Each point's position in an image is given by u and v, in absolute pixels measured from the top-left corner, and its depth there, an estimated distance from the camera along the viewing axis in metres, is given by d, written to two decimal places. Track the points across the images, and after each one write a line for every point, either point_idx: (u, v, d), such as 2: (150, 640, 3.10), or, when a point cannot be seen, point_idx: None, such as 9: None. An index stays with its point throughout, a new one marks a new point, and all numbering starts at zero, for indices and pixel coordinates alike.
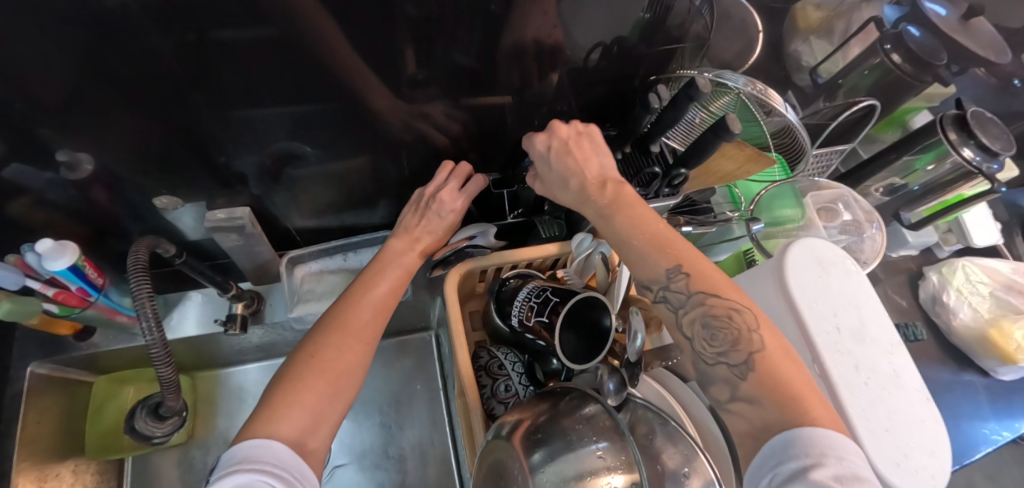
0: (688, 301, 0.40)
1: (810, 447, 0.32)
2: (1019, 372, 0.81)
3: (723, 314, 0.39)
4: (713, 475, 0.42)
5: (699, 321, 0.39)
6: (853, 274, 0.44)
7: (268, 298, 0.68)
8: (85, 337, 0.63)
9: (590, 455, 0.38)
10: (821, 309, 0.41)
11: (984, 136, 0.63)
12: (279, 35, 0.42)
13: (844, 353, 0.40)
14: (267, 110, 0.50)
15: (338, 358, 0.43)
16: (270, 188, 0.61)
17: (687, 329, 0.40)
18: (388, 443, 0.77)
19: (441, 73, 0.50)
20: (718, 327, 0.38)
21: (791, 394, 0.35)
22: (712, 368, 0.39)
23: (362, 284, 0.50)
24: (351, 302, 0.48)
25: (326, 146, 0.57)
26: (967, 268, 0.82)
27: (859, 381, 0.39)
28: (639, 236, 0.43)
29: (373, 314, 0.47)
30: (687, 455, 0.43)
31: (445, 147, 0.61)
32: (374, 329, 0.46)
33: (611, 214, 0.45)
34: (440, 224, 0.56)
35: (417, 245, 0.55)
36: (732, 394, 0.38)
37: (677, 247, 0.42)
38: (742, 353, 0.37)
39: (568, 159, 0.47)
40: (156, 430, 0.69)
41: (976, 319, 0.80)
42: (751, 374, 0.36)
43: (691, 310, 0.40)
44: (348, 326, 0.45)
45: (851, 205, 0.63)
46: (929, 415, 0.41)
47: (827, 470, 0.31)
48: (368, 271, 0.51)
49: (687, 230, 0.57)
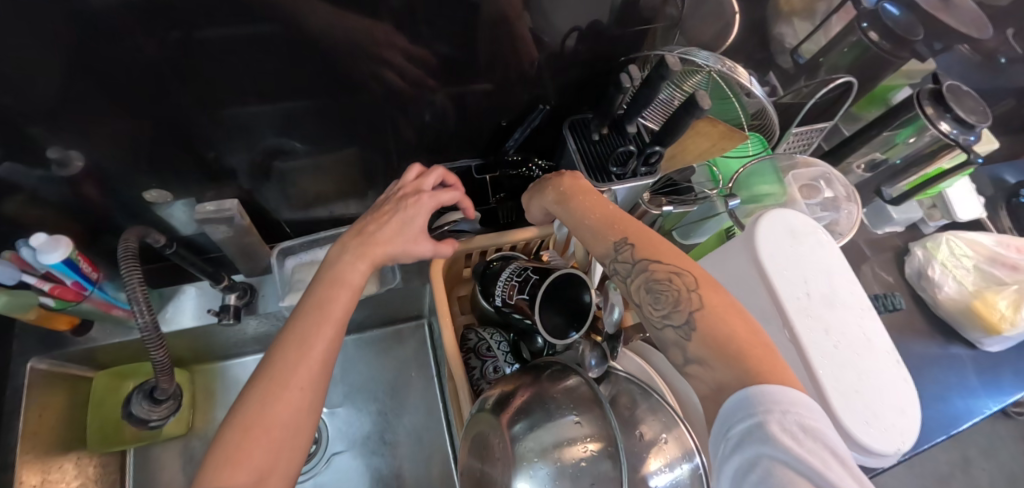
0: (634, 269, 0.40)
1: (757, 404, 0.30)
2: (1004, 343, 0.82)
3: (664, 277, 0.38)
4: (691, 443, 0.43)
5: (645, 287, 0.39)
6: (825, 243, 0.45)
7: (261, 289, 0.70)
8: (83, 332, 0.64)
9: (569, 423, 0.40)
10: (792, 277, 0.42)
11: (960, 109, 0.65)
12: (266, 30, 0.43)
13: (814, 317, 0.41)
14: (260, 108, 0.51)
15: (281, 407, 0.41)
16: (259, 182, 0.62)
17: (635, 297, 0.39)
18: (385, 430, 0.79)
19: (420, 60, 0.51)
20: (661, 289, 0.37)
21: (733, 349, 0.33)
22: (661, 332, 0.37)
23: (310, 311, 0.45)
24: (295, 339, 0.43)
25: (312, 140, 0.58)
26: (952, 242, 0.83)
27: (829, 345, 0.40)
28: (593, 216, 0.45)
29: (320, 351, 0.44)
30: (666, 423, 0.44)
31: (428, 135, 0.62)
32: (320, 366, 0.43)
33: (568, 198, 0.48)
34: (398, 237, 0.50)
35: (369, 254, 0.49)
36: (682, 356, 0.35)
37: (621, 224, 0.43)
38: (684, 312, 0.36)
39: (542, 186, 0.52)
40: (152, 414, 0.69)
41: (961, 292, 0.81)
42: (694, 334, 0.35)
43: (637, 278, 0.39)
44: (288, 373, 0.42)
45: (830, 183, 0.64)
46: (899, 376, 0.41)
47: (770, 426, 0.29)
48: (312, 293, 0.47)
49: (669, 209, 0.58)
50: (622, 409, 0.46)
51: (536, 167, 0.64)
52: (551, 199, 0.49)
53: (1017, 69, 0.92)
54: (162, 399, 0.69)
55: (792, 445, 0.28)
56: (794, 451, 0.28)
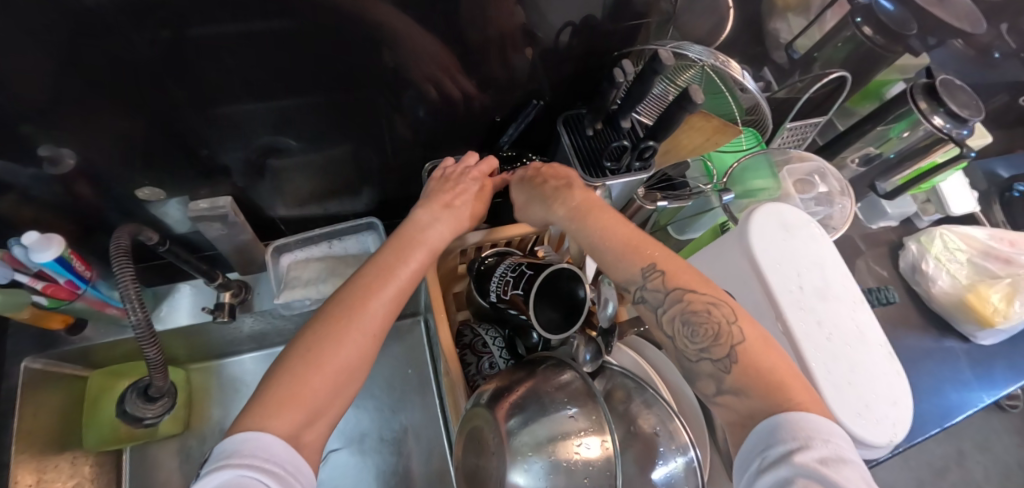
0: (666, 299, 0.40)
1: (798, 430, 0.31)
2: (997, 336, 0.83)
3: (701, 308, 0.38)
4: (687, 438, 0.43)
5: (678, 318, 0.39)
6: (818, 236, 0.45)
7: (256, 287, 0.69)
8: (77, 331, 0.64)
9: (564, 418, 0.40)
10: (785, 271, 0.42)
11: (953, 103, 0.65)
12: (264, 28, 0.43)
13: (807, 310, 0.41)
14: (252, 106, 0.51)
15: (351, 348, 0.41)
16: (253, 179, 0.62)
17: (667, 328, 0.39)
18: (382, 427, 0.79)
19: (413, 56, 0.51)
20: (700, 317, 0.38)
21: (773, 381, 0.34)
22: (696, 364, 0.38)
23: (386, 263, 0.47)
24: (370, 285, 0.45)
25: (307, 137, 0.58)
26: (946, 236, 0.83)
27: (822, 337, 0.40)
28: (610, 239, 0.44)
29: (390, 303, 0.45)
30: (662, 418, 0.44)
31: (423, 131, 0.62)
32: (387, 319, 0.44)
33: (581, 216, 0.47)
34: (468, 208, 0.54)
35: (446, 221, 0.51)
36: (717, 388, 0.36)
37: (644, 248, 0.42)
38: (724, 347, 0.36)
39: (534, 181, 0.51)
40: (146, 412, 0.69)
41: (955, 286, 0.81)
42: (734, 367, 0.35)
43: (669, 308, 0.39)
44: (360, 315, 0.43)
45: (825, 178, 0.65)
46: (892, 367, 0.42)
47: (809, 452, 0.30)
48: (389, 248, 0.48)
49: (664, 205, 0.59)
50: (618, 404, 0.46)
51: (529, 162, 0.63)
52: (563, 215, 0.48)
53: (1010, 63, 0.92)
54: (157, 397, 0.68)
55: (831, 472, 0.29)
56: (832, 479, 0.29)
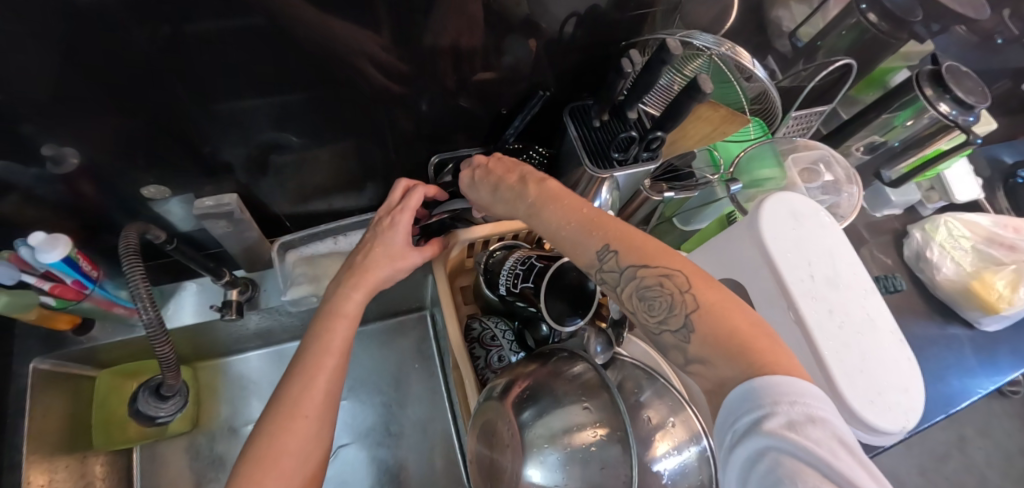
0: (623, 277, 0.38)
1: (764, 395, 0.30)
2: (1002, 322, 0.83)
3: (655, 282, 0.37)
4: (698, 426, 0.43)
5: (637, 293, 0.38)
6: (828, 226, 0.45)
7: (262, 284, 0.67)
8: (85, 331, 0.63)
9: (577, 409, 0.40)
10: (796, 260, 0.42)
11: (959, 90, 0.64)
12: (264, 22, 0.43)
13: (819, 299, 0.41)
14: (256, 101, 0.51)
15: (289, 437, 0.44)
16: (257, 176, 0.61)
17: (628, 302, 0.39)
18: (389, 421, 0.79)
19: (417, 49, 0.50)
20: (651, 287, 0.37)
21: (733, 344, 0.33)
22: (661, 337, 0.37)
23: (312, 345, 0.48)
24: (301, 372, 0.47)
25: (310, 133, 0.58)
26: (950, 224, 0.83)
27: (833, 325, 0.40)
28: (568, 223, 0.42)
29: (323, 383, 0.47)
30: (673, 407, 0.45)
31: (427, 124, 0.62)
32: (324, 397, 0.47)
33: (538, 208, 0.45)
34: (388, 255, 0.52)
35: (364, 283, 0.51)
36: (687, 356, 0.35)
37: (599, 224, 0.41)
38: (681, 317, 0.35)
39: (489, 180, 0.50)
40: (160, 410, 0.69)
41: (959, 273, 0.81)
42: (693, 337, 0.34)
43: (628, 284, 0.38)
44: (296, 403, 0.46)
45: (829, 165, 0.64)
46: (904, 355, 0.41)
47: (776, 417, 0.29)
48: (316, 327, 0.50)
49: (670, 195, 0.60)
50: (629, 395, 0.46)
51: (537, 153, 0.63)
52: (523, 210, 0.46)
53: (1015, 49, 0.92)
54: (169, 396, 0.69)
55: (798, 436, 0.28)
56: (799, 443, 0.28)
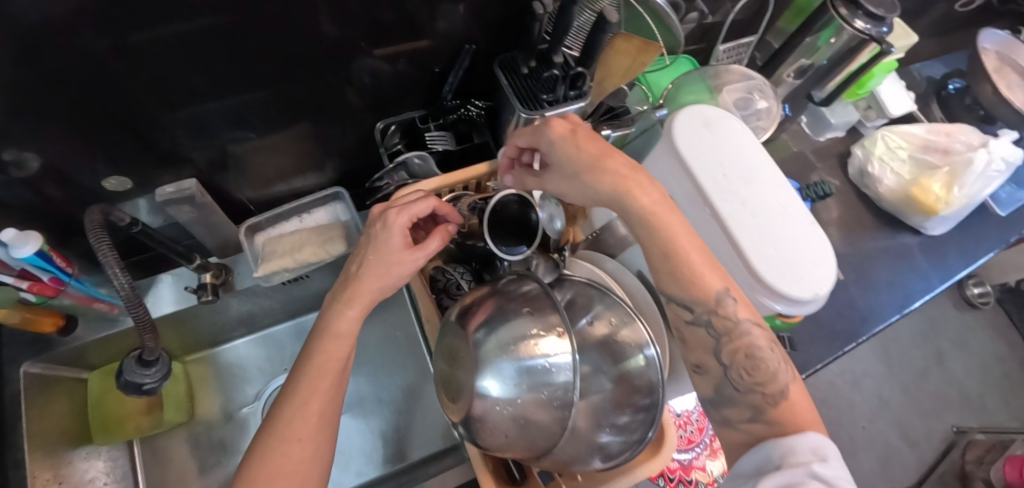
0: (734, 325, 0.41)
1: (816, 448, 0.35)
2: (945, 223, 0.88)
3: (763, 344, 0.40)
4: (646, 337, 0.48)
5: (744, 347, 0.41)
6: (740, 130, 0.48)
7: (235, 268, 0.70)
8: (69, 332, 0.66)
9: (525, 320, 0.44)
10: (710, 161, 0.46)
11: (870, 5, 0.68)
12: (218, 23, 0.46)
13: (731, 193, 0.45)
14: (222, 101, 0.55)
15: (283, 460, 0.41)
16: (218, 163, 0.64)
17: (725, 356, 0.41)
18: (379, 390, 0.83)
19: (355, 24, 0.53)
20: (762, 356, 0.40)
21: (802, 419, 0.38)
22: (744, 394, 0.40)
23: (306, 362, 0.45)
24: (296, 391, 0.43)
25: (265, 117, 0.60)
26: (886, 138, 0.88)
27: (746, 213, 0.44)
28: (689, 246, 0.42)
29: (320, 403, 0.43)
30: (623, 321, 0.49)
31: (374, 96, 0.64)
32: (320, 417, 0.43)
33: (651, 216, 0.42)
34: (381, 261, 0.47)
35: (359, 299, 0.46)
36: (752, 416, 0.39)
37: (708, 278, 0.42)
38: (781, 383, 0.40)
39: (594, 146, 0.44)
40: (146, 376, 0.63)
41: (900, 182, 0.86)
42: (785, 403, 0.38)
43: (735, 334, 0.41)
44: (287, 423, 0.42)
45: (765, 92, 0.68)
46: (817, 235, 0.44)
47: (824, 465, 0.34)
48: (311, 343, 0.46)
49: (607, 134, 0.63)
50: (580, 308, 0.50)
51: (476, 107, 0.63)
52: (639, 205, 0.42)
53: None
54: (154, 360, 0.62)
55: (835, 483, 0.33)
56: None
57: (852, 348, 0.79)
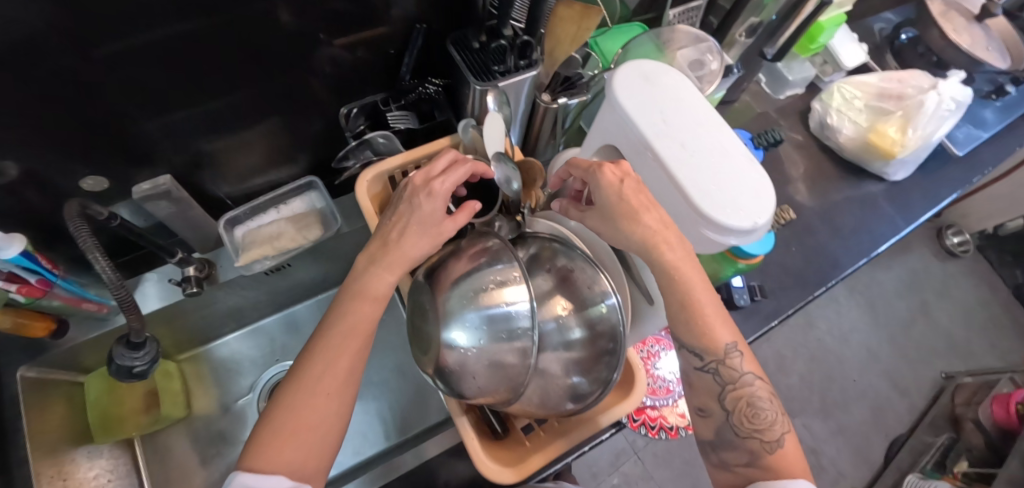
0: (740, 377, 0.45)
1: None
2: (906, 167, 0.91)
3: (764, 396, 0.45)
4: (607, 285, 0.49)
5: (748, 398, 0.45)
6: (678, 80, 0.50)
7: (217, 262, 0.72)
8: (61, 334, 0.67)
9: (490, 272, 0.46)
10: (649, 110, 0.48)
11: None
12: (193, 27, 0.49)
13: (671, 137, 0.46)
14: (202, 104, 0.58)
15: (312, 411, 0.42)
16: (193, 158, 0.65)
17: (728, 402, 0.46)
18: (370, 372, 0.85)
19: (312, 15, 0.55)
20: (764, 408, 0.44)
21: (792, 464, 0.43)
22: (744, 439, 0.44)
23: (337, 321, 0.45)
24: (328, 346, 0.44)
25: (237, 112, 0.62)
26: (843, 90, 0.91)
27: (685, 155, 0.46)
28: (704, 301, 0.45)
29: (348, 363, 0.44)
30: (586, 271, 0.50)
31: (339, 83, 0.66)
32: (347, 376, 0.44)
33: (673, 273, 0.44)
34: (420, 229, 0.48)
35: (397, 263, 0.47)
36: (749, 461, 0.44)
37: (720, 331, 0.46)
38: (778, 431, 0.44)
39: (639, 195, 0.45)
40: (135, 360, 0.61)
41: (858, 131, 0.89)
42: (779, 449, 0.43)
43: (742, 383, 0.45)
44: (315, 379, 0.43)
45: (716, 54, 0.70)
46: (754, 170, 0.46)
47: None
48: (344, 304, 0.46)
49: (564, 101, 0.66)
50: (545, 262, 0.52)
51: (433, 84, 0.65)
52: (668, 259, 0.44)
53: None
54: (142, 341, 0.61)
55: None
56: None
57: (821, 292, 0.82)
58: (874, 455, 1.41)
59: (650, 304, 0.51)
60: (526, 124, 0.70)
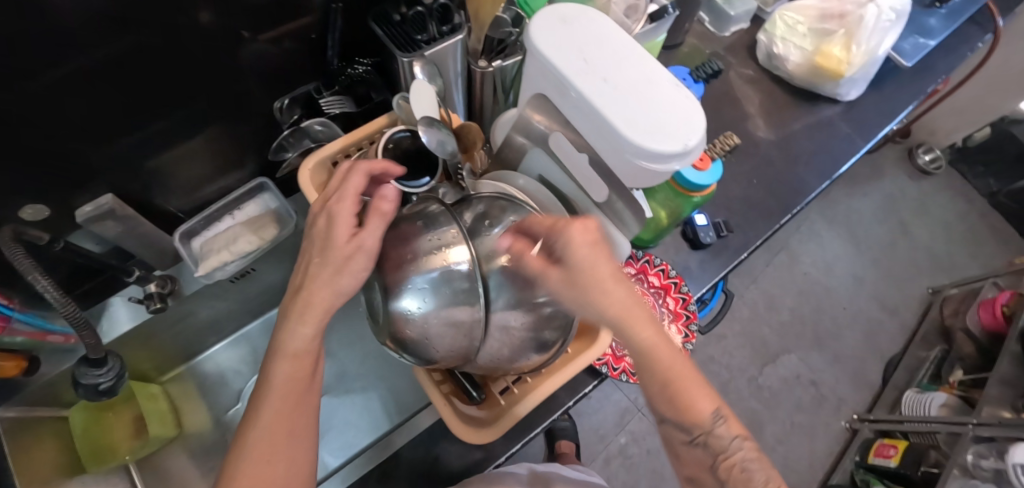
0: (729, 443, 0.41)
1: None
2: (857, 85, 0.91)
3: (760, 463, 0.40)
4: None
5: (740, 465, 0.40)
6: (597, 17, 0.49)
7: (180, 276, 0.71)
8: (33, 369, 0.64)
9: (439, 236, 0.46)
10: (570, 50, 0.46)
11: None
12: (123, 49, 0.48)
13: (594, 74, 0.45)
14: (144, 123, 0.58)
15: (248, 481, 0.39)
16: (138, 175, 0.64)
17: (720, 479, 0.40)
18: (356, 364, 0.85)
19: (233, 14, 0.53)
20: (756, 472, 0.40)
21: None
22: None
23: (266, 384, 0.42)
24: (263, 410, 0.41)
25: (176, 124, 0.61)
26: (785, 17, 0.90)
27: (610, 89, 0.45)
28: (679, 369, 0.41)
29: (285, 427, 0.41)
30: None
31: (271, 76, 0.64)
32: (287, 439, 0.41)
33: (637, 346, 0.41)
34: (326, 264, 0.44)
35: (311, 307, 0.43)
36: None
37: (699, 395, 0.41)
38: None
39: (601, 262, 0.40)
40: (99, 377, 0.60)
41: (804, 56, 0.89)
42: None
43: (732, 453, 0.41)
44: (251, 448, 0.40)
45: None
46: (682, 93, 0.45)
47: None
48: (272, 364, 0.43)
49: (499, 63, 0.65)
50: (495, 218, 0.50)
51: (363, 66, 0.64)
52: (635, 340, 0.41)
53: None
54: (102, 357, 0.60)
55: None
56: None
57: (788, 220, 0.83)
58: (872, 377, 1.44)
59: None
60: (468, 93, 0.69)
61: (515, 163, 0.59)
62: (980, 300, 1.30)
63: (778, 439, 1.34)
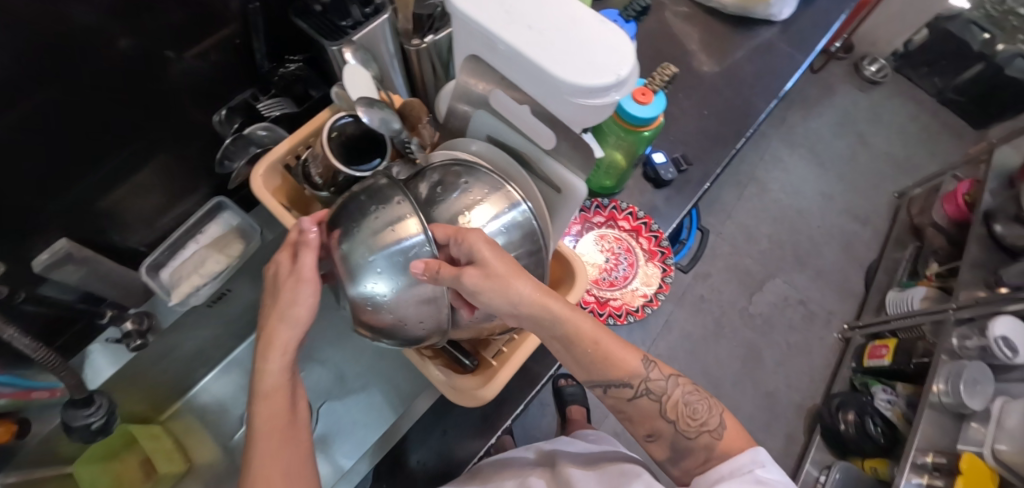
0: (664, 382, 0.52)
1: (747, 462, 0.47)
2: (789, 3, 0.93)
3: (692, 389, 0.53)
4: (516, 196, 0.50)
5: (680, 397, 0.52)
6: None
7: (156, 310, 0.70)
8: (24, 431, 0.64)
9: (394, 208, 0.46)
10: (490, 4, 0.46)
11: None
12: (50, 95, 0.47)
13: (517, 23, 0.45)
14: (88, 166, 0.57)
15: None
16: (91, 218, 0.62)
17: (669, 414, 0.51)
18: (353, 365, 0.85)
19: (152, 35, 0.51)
20: (696, 403, 0.51)
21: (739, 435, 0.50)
22: (693, 439, 0.50)
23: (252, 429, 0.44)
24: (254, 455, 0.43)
25: (119, 159, 0.60)
26: None
27: (535, 35, 0.44)
28: (606, 337, 0.50)
29: (280, 464, 0.43)
30: (491, 187, 0.50)
31: (206, 93, 0.63)
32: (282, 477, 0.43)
33: (567, 329, 0.48)
34: (281, 306, 0.46)
35: (274, 349, 0.45)
36: (705, 458, 0.50)
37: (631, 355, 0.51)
38: (715, 420, 0.51)
39: (512, 265, 0.44)
40: (89, 416, 0.60)
41: None
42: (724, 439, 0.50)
43: (670, 389, 0.52)
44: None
45: None
46: (607, 27, 0.45)
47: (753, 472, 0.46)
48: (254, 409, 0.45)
49: (432, 37, 0.64)
50: (451, 184, 0.50)
51: (294, 63, 0.64)
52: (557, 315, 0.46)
53: None
54: (89, 396, 0.60)
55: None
56: None
57: (743, 143, 0.84)
58: (855, 285, 1.49)
59: (559, 192, 0.53)
60: (408, 74, 0.69)
61: (463, 130, 0.59)
62: (944, 194, 1.37)
63: (778, 362, 1.38)
